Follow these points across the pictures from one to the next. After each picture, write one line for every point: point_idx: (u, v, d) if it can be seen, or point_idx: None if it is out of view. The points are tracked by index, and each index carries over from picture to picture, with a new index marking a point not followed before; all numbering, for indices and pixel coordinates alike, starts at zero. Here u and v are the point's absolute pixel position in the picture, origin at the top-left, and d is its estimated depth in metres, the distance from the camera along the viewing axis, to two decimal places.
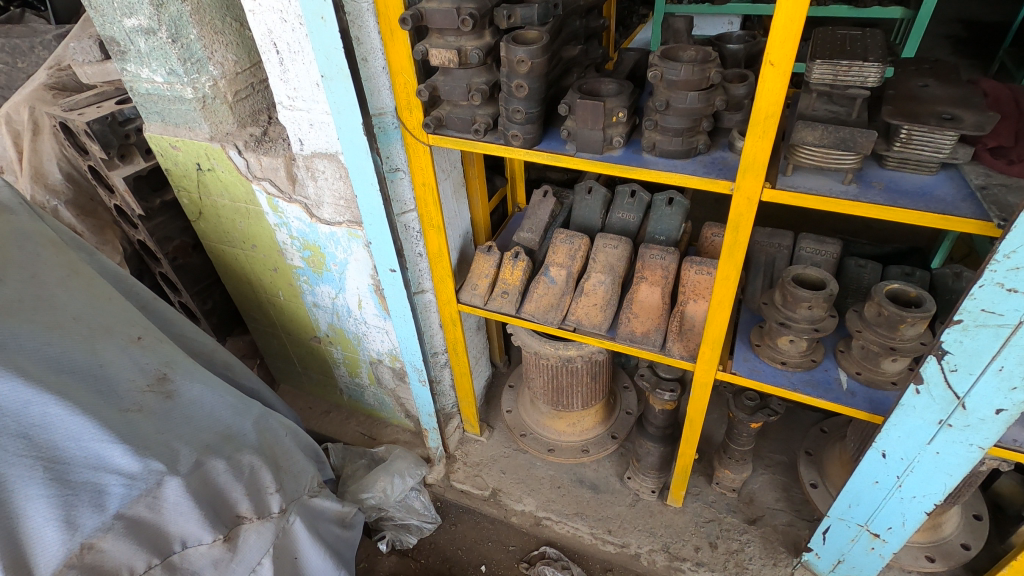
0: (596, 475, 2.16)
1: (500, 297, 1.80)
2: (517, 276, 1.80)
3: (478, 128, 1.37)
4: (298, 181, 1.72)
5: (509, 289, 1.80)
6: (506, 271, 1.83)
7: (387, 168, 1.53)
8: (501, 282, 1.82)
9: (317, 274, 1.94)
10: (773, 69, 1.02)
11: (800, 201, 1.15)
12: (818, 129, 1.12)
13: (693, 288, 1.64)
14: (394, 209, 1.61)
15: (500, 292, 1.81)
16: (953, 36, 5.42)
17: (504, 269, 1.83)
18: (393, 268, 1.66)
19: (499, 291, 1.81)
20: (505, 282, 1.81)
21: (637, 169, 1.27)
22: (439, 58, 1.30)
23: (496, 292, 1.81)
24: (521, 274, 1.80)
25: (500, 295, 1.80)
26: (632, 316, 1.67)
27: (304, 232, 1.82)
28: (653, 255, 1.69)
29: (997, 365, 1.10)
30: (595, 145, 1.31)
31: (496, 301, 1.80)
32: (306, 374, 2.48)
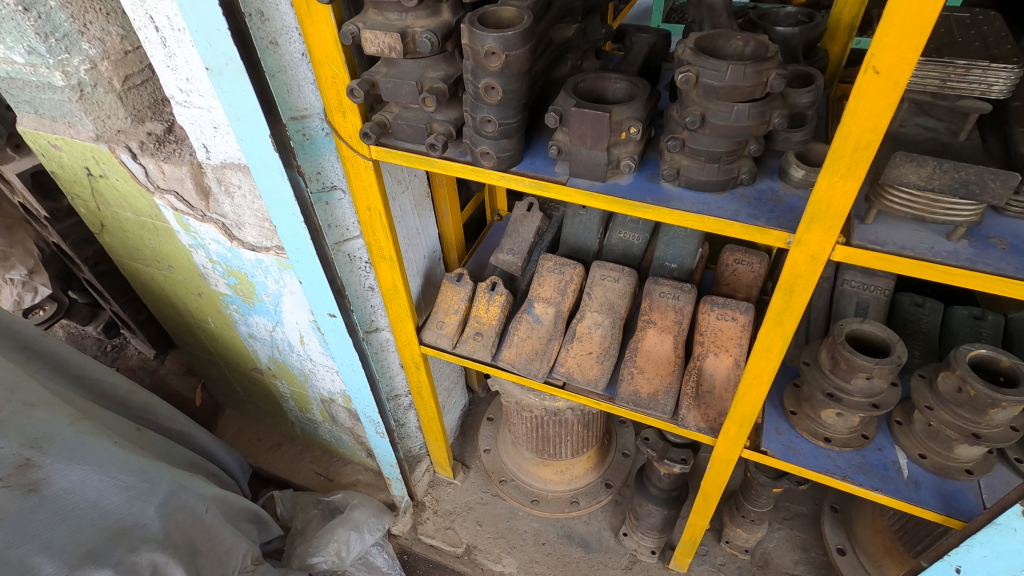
0: (587, 529, 1.86)
1: (472, 339, 1.45)
2: (494, 314, 1.45)
3: (434, 142, 0.99)
4: (212, 195, 1.33)
5: (483, 331, 1.45)
6: (480, 307, 1.47)
7: (319, 188, 1.16)
8: (474, 320, 1.47)
9: (248, 304, 1.57)
10: (879, 79, 0.65)
11: (890, 265, 0.80)
12: (927, 166, 0.79)
13: (713, 338, 1.30)
14: (331, 238, 1.24)
15: (472, 333, 1.46)
16: None
17: (478, 304, 1.48)
18: (332, 314, 1.29)
19: (471, 331, 1.46)
20: (480, 320, 1.46)
21: (654, 208, 0.91)
22: (375, 43, 0.92)
23: (467, 334, 1.47)
24: (499, 311, 1.45)
25: (472, 338, 1.45)
26: (637, 371, 1.33)
27: (225, 256, 1.45)
28: (663, 293, 1.35)
29: None
30: (594, 170, 0.95)
31: (467, 345, 1.45)
32: (252, 403, 2.13)
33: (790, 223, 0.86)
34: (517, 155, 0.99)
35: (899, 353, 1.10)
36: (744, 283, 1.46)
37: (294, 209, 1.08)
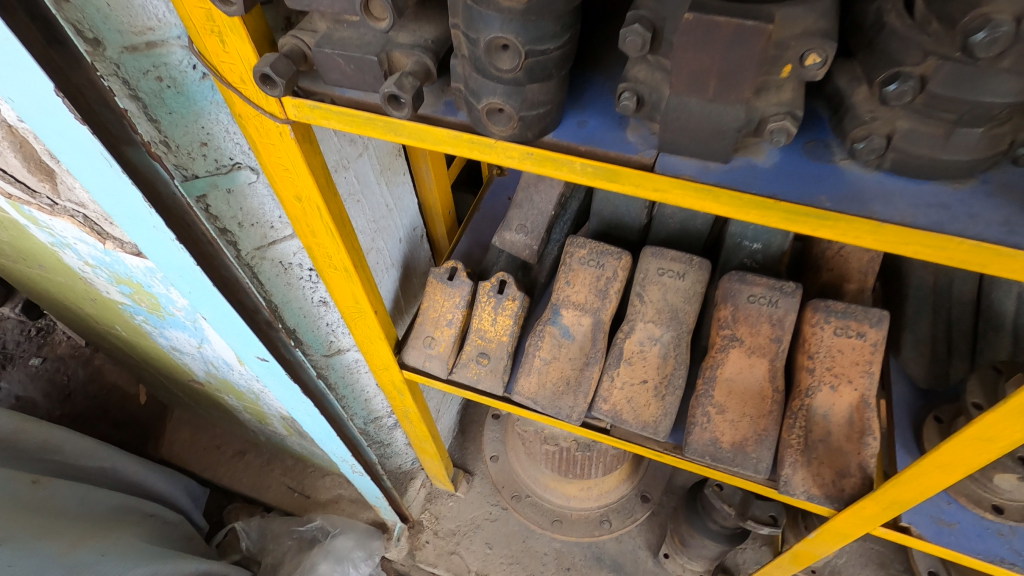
0: (619, 548, 1.54)
1: (474, 363, 1.03)
2: (504, 327, 1.02)
3: (397, 89, 0.51)
4: (57, 177, 0.83)
5: (490, 351, 1.03)
6: (483, 317, 1.04)
7: (209, 170, 0.71)
8: (476, 335, 1.04)
9: (157, 317, 1.12)
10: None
11: None
12: None
13: (828, 363, 0.89)
14: (245, 244, 0.79)
15: (474, 353, 1.04)
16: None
17: (480, 313, 1.04)
18: (261, 358, 0.87)
19: (472, 351, 1.04)
20: (483, 335, 1.03)
21: (834, 218, 0.47)
22: None
23: (467, 354, 1.04)
24: (512, 322, 1.02)
25: (474, 362, 1.03)
26: (714, 410, 0.93)
27: (103, 260, 0.98)
28: (754, 298, 0.92)
29: None
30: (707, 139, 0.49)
31: (468, 371, 1.03)
32: (203, 409, 1.74)
33: None
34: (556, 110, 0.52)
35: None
36: (856, 269, 1.03)
37: (150, 220, 0.64)
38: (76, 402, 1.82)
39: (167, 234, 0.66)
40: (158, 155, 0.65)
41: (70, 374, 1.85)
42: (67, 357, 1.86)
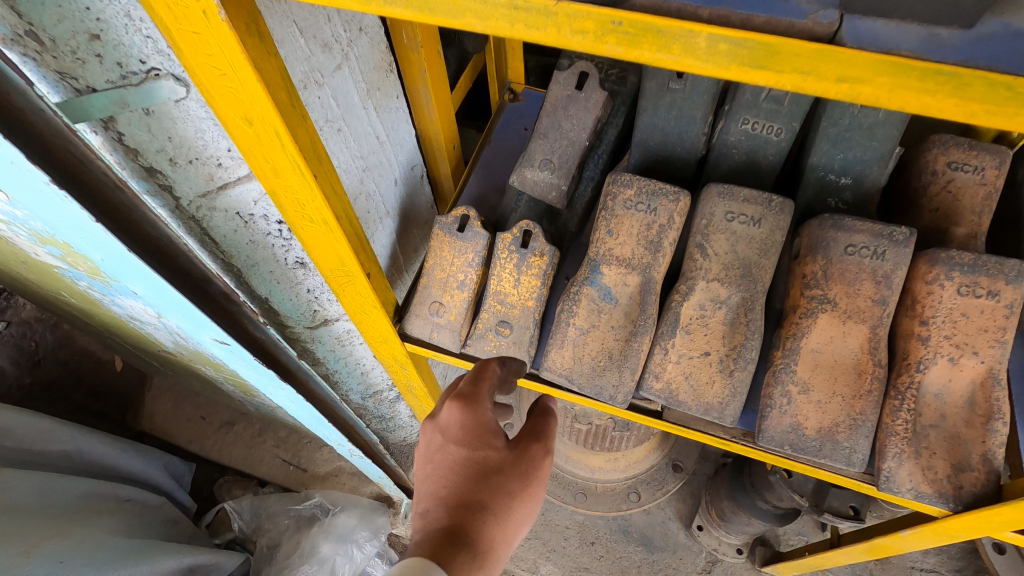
0: (648, 521, 1.41)
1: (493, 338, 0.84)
2: (530, 292, 0.82)
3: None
4: None
5: (512, 322, 0.83)
6: (505, 278, 0.83)
7: (112, 80, 0.53)
8: (495, 301, 0.83)
9: (101, 283, 0.91)
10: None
11: None
12: None
13: (948, 330, 0.70)
14: (181, 189, 0.61)
15: (491, 322, 0.84)
16: None
17: (501, 274, 0.83)
18: (219, 340, 0.71)
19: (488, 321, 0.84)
20: (503, 302, 0.83)
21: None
22: None
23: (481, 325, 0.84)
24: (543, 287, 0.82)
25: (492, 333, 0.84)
26: (798, 390, 0.74)
27: (13, 215, 0.75)
28: (853, 249, 0.73)
29: None
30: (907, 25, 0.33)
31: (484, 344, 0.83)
32: (183, 377, 1.56)
33: None
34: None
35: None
36: (969, 208, 0.81)
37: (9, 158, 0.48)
38: (47, 370, 1.61)
39: (32, 169, 0.49)
40: (19, 49, 0.49)
41: (39, 339, 1.63)
42: (33, 321, 1.63)
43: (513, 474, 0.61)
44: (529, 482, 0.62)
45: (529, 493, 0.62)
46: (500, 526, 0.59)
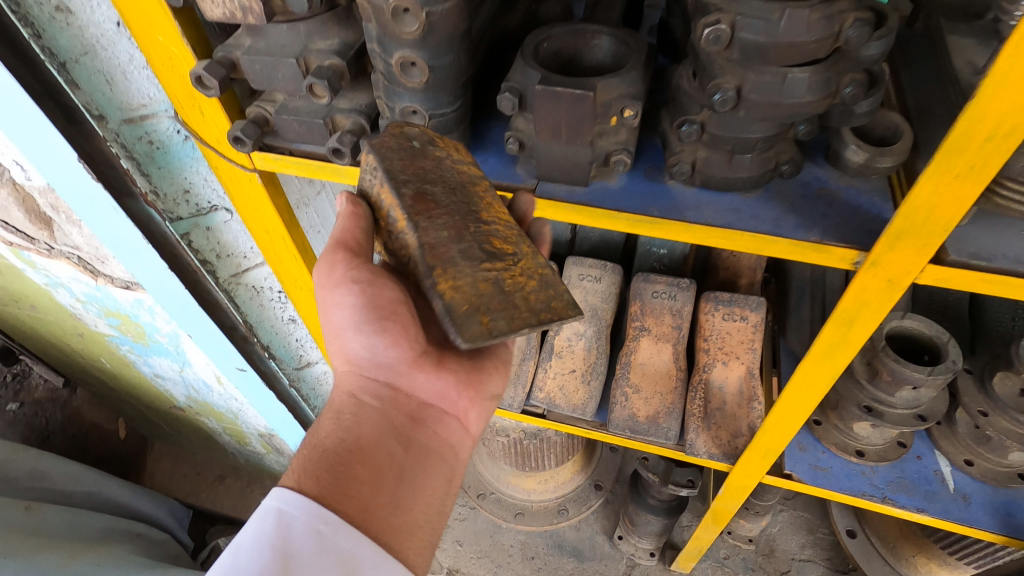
0: (578, 535, 1.69)
1: (519, 302, 0.60)
2: (469, 164, 0.65)
3: (238, 136, 0.69)
4: (55, 223, 0.98)
5: (553, 291, 0.63)
6: (458, 272, 0.61)
7: (191, 212, 0.85)
8: (468, 264, 0.61)
9: (143, 345, 1.25)
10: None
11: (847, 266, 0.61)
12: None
13: (720, 344, 1.08)
14: (223, 271, 0.94)
15: (475, 308, 0.59)
16: None
17: (451, 286, 0.60)
18: (240, 368, 1.07)
19: (483, 303, 0.60)
20: (462, 281, 0.60)
21: (581, 209, 0.67)
22: (219, 6, 0.58)
23: (489, 294, 0.60)
24: (393, 168, 0.62)
25: (517, 246, 0.64)
26: (632, 391, 1.10)
27: (94, 295, 1.11)
28: (657, 294, 1.11)
29: None
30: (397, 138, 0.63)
31: (513, 328, 0.58)
32: (183, 436, 1.84)
33: (796, 199, 0.64)
34: (411, 148, 0.63)
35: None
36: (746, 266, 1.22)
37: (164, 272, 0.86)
38: (55, 445, 1.81)
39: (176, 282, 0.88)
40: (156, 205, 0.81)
41: (48, 417, 1.85)
42: (44, 401, 1.87)
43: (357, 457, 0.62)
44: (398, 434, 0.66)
45: (334, 239, 0.64)
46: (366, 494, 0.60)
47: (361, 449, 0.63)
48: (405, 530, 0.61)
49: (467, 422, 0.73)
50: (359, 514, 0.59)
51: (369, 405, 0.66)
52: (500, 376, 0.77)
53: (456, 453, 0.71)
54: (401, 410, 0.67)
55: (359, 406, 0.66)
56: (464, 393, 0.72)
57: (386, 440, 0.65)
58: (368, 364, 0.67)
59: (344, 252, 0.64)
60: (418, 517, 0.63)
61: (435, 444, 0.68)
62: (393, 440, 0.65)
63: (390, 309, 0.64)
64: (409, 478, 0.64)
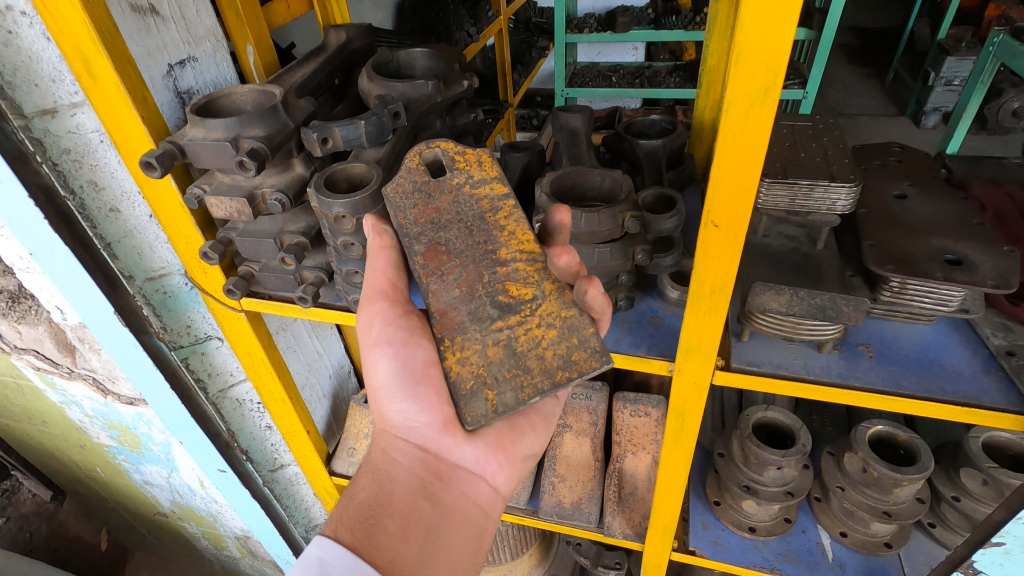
0: None
1: (531, 365, 0.68)
2: (489, 188, 0.76)
3: (231, 288, 0.93)
4: (78, 351, 1.21)
5: (574, 338, 0.70)
6: (467, 340, 0.70)
7: (190, 341, 1.07)
8: (479, 329, 0.70)
9: (137, 453, 1.43)
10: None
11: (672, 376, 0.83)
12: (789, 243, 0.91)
13: (630, 437, 1.28)
14: (212, 387, 1.15)
15: (480, 385, 0.68)
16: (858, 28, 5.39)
17: (461, 361, 0.70)
18: (222, 469, 1.25)
19: (492, 372, 0.68)
20: (469, 353, 0.70)
21: None
22: (222, 208, 0.85)
23: (500, 360, 0.69)
24: (407, 223, 0.74)
25: (537, 291, 0.72)
26: (558, 481, 1.28)
27: (101, 410, 1.31)
28: (576, 396, 1.33)
29: None
30: (412, 173, 0.76)
31: (522, 399, 0.66)
32: (164, 544, 1.94)
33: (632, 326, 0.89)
34: (426, 191, 0.76)
35: (927, 460, 1.05)
36: None
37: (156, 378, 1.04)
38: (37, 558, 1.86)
39: (174, 398, 1.08)
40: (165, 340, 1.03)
41: (33, 531, 1.90)
42: (31, 515, 1.92)
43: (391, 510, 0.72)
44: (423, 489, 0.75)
45: (373, 289, 0.77)
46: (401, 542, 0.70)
47: (392, 505, 0.73)
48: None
49: (496, 485, 0.80)
50: (388, 566, 0.67)
51: (402, 463, 0.76)
52: (537, 437, 0.83)
53: (484, 511, 0.79)
54: (431, 470, 0.76)
55: (391, 463, 0.77)
56: (494, 458, 0.79)
57: (417, 499, 0.74)
58: (406, 426, 0.77)
59: (381, 302, 0.77)
60: (445, 573, 0.71)
61: (462, 504, 0.77)
62: (423, 502, 0.74)
63: (422, 373, 0.74)
64: (435, 536, 0.73)
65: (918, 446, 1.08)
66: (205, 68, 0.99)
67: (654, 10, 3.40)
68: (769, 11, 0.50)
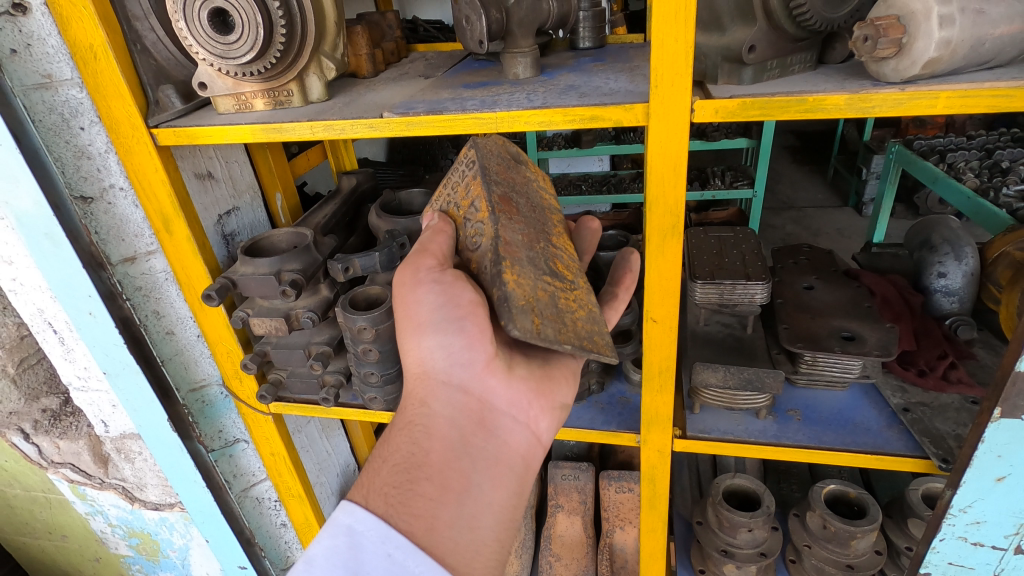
0: None
1: (568, 322, 0.74)
2: (545, 193, 0.91)
3: (263, 394, 1.10)
4: (111, 461, 1.34)
5: (596, 326, 0.78)
6: (521, 271, 0.74)
7: (221, 444, 1.22)
8: (533, 270, 0.75)
9: (153, 561, 1.49)
10: (633, 108, 0.72)
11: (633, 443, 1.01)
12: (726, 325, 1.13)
13: (617, 514, 1.39)
14: (237, 487, 1.27)
15: (530, 306, 0.71)
16: (796, 131, 6.07)
17: (515, 281, 0.72)
18: (242, 565, 1.33)
19: (539, 305, 0.72)
20: (524, 280, 0.73)
21: None
22: (263, 326, 1.04)
23: (544, 302, 0.73)
24: (492, 169, 0.82)
25: (574, 278, 0.81)
26: (554, 559, 1.41)
27: (126, 518, 1.41)
28: (565, 476, 1.42)
29: None
30: (497, 149, 0.86)
31: (560, 339, 0.71)
32: None
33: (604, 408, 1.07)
34: (510, 161, 0.87)
35: (876, 512, 1.20)
36: None
37: (194, 478, 1.17)
38: None
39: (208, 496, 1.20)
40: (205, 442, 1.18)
41: None
42: None
43: (430, 479, 0.70)
44: (466, 452, 0.73)
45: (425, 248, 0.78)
46: (441, 506, 0.69)
47: (430, 466, 0.71)
48: (472, 549, 0.69)
49: (538, 431, 0.79)
50: (425, 533, 0.67)
51: (441, 415, 0.74)
52: (570, 383, 0.83)
53: (528, 460, 0.78)
54: (473, 418, 0.75)
55: (430, 417, 0.75)
56: (536, 403, 0.79)
57: (455, 456, 0.72)
58: (445, 368, 0.75)
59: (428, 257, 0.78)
60: (485, 532, 0.70)
61: (504, 454, 0.75)
62: (463, 457, 0.72)
63: (468, 310, 0.73)
64: (476, 490, 0.71)
65: (870, 501, 1.22)
66: (245, 214, 1.23)
67: (613, 127, 3.87)
68: (667, 175, 0.74)
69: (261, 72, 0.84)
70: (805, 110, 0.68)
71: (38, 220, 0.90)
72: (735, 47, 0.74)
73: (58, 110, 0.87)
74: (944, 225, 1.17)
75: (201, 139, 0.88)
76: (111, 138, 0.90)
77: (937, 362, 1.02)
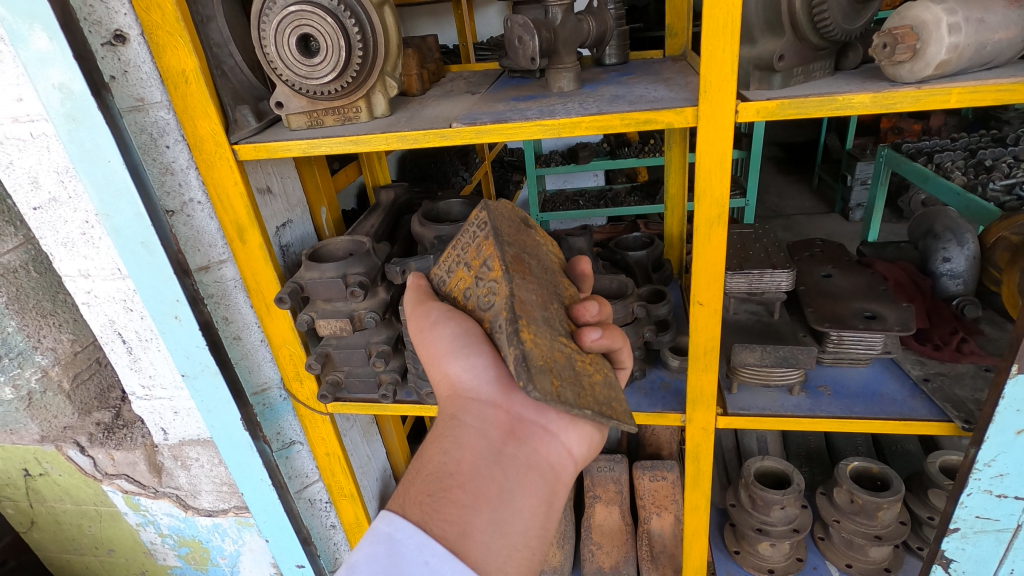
0: None
1: (586, 385, 0.74)
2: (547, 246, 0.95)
3: (324, 393, 1.16)
4: (165, 470, 1.38)
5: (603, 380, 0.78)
6: (538, 331, 0.74)
7: (280, 445, 1.27)
8: (548, 330, 0.76)
9: (201, 570, 1.53)
10: (683, 112, 0.82)
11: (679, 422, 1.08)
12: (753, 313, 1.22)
13: (653, 501, 1.46)
14: (293, 488, 1.32)
15: (548, 366, 0.71)
16: (779, 142, 6.29)
17: (533, 341, 0.72)
18: (301, 564, 1.37)
19: (556, 366, 0.72)
20: (541, 340, 0.73)
21: None
22: (328, 327, 1.11)
23: (562, 363, 0.73)
24: (503, 228, 0.87)
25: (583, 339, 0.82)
26: (596, 548, 1.48)
27: (178, 526, 1.45)
28: (601, 468, 1.48)
29: (1011, 551, 1.00)
30: (506, 212, 0.91)
31: (580, 402, 0.70)
32: None
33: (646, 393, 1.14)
34: (518, 225, 0.91)
35: (898, 484, 1.28)
36: None
37: (261, 476, 1.23)
38: None
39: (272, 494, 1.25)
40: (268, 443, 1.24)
41: None
42: None
43: (461, 484, 0.68)
44: (495, 460, 0.70)
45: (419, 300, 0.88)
46: (473, 512, 0.67)
47: (462, 475, 0.69)
48: (504, 556, 0.67)
49: (568, 444, 0.75)
50: (458, 539, 0.65)
51: (470, 425, 0.73)
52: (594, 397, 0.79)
53: (559, 470, 0.74)
54: (502, 428, 0.72)
55: (460, 428, 0.73)
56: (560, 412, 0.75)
57: (487, 466, 0.69)
58: (472, 385, 0.76)
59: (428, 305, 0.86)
60: (516, 541, 0.67)
61: (535, 462, 0.72)
62: (494, 466, 0.70)
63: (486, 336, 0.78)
64: (508, 498, 0.68)
65: (892, 475, 1.31)
66: (297, 226, 1.30)
67: (608, 143, 4.00)
68: (713, 169, 0.84)
69: (337, 90, 0.94)
70: (835, 108, 0.78)
71: (134, 231, 0.97)
72: (766, 56, 0.84)
73: (148, 130, 0.95)
74: (944, 215, 1.28)
75: (280, 153, 0.96)
76: (194, 155, 0.97)
77: (950, 336, 1.13)
